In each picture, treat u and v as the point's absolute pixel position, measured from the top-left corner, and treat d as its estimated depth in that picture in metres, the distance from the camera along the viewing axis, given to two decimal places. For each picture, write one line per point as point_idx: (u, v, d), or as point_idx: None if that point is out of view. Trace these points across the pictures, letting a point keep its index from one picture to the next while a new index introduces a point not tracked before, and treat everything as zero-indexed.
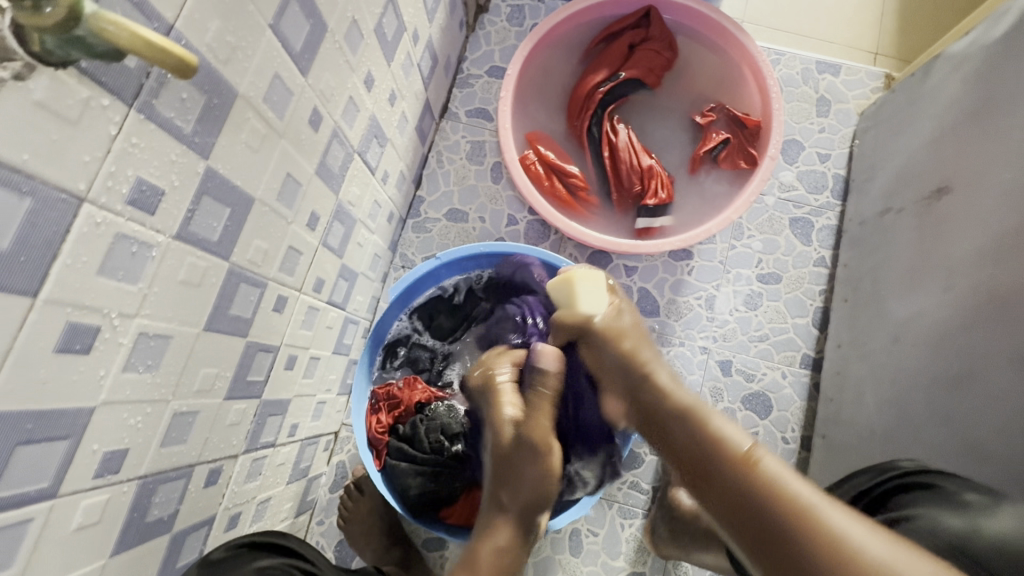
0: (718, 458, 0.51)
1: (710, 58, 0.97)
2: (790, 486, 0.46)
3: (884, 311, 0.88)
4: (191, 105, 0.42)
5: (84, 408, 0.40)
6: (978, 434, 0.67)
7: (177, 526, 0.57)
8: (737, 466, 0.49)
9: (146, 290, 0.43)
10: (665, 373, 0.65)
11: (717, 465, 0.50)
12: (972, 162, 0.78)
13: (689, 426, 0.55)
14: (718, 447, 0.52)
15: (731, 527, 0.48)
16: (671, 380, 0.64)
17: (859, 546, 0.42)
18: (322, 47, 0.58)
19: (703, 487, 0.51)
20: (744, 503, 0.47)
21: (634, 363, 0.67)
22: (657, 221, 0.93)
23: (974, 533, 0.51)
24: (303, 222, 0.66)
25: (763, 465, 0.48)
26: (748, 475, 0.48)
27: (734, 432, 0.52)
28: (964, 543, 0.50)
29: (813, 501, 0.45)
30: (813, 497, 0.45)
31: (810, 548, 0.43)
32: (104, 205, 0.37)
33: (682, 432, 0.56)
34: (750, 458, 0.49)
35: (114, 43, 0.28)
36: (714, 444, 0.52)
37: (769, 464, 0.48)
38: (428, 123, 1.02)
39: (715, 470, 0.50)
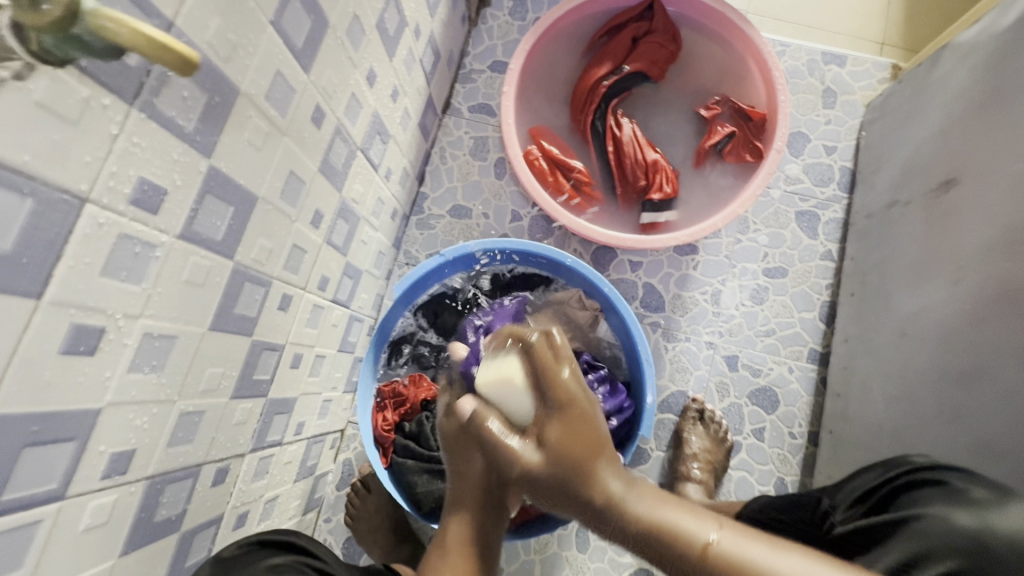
0: (679, 557, 0.42)
1: (714, 50, 0.96)
2: (766, 566, 0.41)
3: (891, 305, 0.88)
4: (193, 103, 0.42)
5: (90, 409, 0.40)
6: (987, 429, 0.66)
7: (185, 525, 0.57)
8: (696, 562, 0.42)
9: (151, 290, 0.43)
10: (551, 420, 0.47)
11: (678, 564, 0.42)
12: (981, 153, 0.77)
13: (616, 520, 0.45)
14: (674, 545, 0.42)
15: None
16: (605, 465, 0.46)
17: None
18: (323, 43, 0.57)
19: (667, 574, 0.44)
20: None
21: (573, 466, 0.45)
22: (661, 216, 0.92)
23: (986, 531, 0.50)
24: (307, 220, 0.65)
25: (726, 554, 0.41)
26: (713, 575, 0.41)
27: (692, 521, 0.43)
28: (981, 541, 0.50)
29: (794, 571, 0.41)
30: (796, 570, 0.41)
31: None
32: (107, 205, 0.37)
33: (608, 497, 0.46)
34: (708, 553, 0.42)
35: (117, 41, 0.27)
36: (672, 544, 0.42)
37: (725, 544, 0.42)
38: (430, 119, 1.01)
39: (682, 567, 0.42)
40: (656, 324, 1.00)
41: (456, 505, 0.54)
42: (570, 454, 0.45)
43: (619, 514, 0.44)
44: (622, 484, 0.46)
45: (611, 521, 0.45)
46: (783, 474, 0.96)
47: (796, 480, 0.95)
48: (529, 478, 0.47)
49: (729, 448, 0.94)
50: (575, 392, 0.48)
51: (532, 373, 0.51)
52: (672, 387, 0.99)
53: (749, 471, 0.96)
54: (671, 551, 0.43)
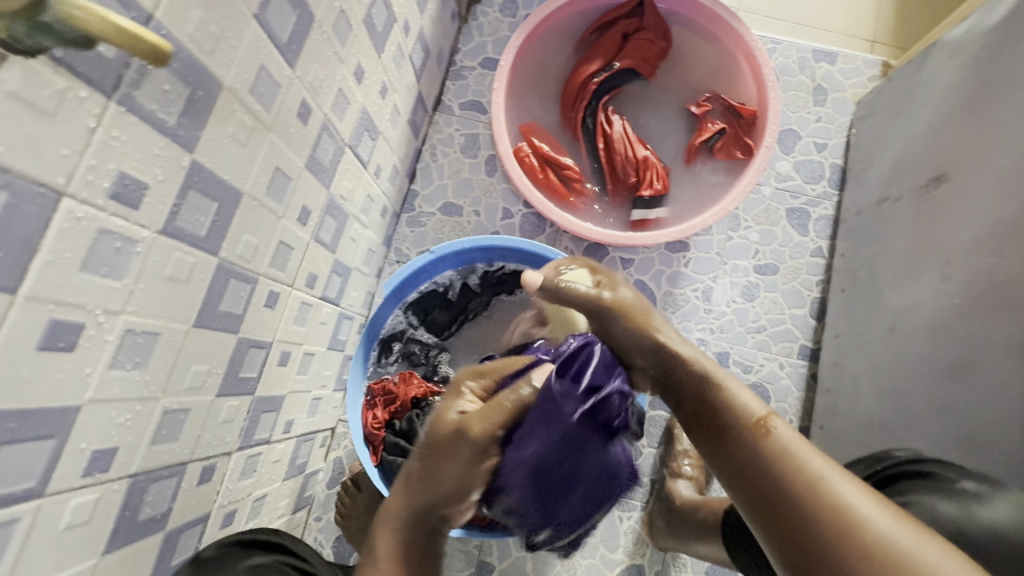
0: (731, 419, 0.47)
1: (705, 47, 0.96)
2: (809, 461, 0.42)
3: (881, 301, 0.88)
4: (174, 97, 0.41)
5: (69, 407, 0.40)
6: (974, 422, 0.67)
7: (171, 524, 0.56)
8: (747, 432, 0.45)
9: (132, 286, 0.42)
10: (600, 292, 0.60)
11: (729, 429, 0.46)
12: (970, 150, 0.78)
13: (700, 382, 0.50)
14: (730, 412, 0.47)
15: (737, 494, 0.45)
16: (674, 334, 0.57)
17: (869, 520, 0.39)
18: (309, 38, 0.57)
19: (709, 445, 0.47)
20: (751, 470, 0.44)
21: (627, 318, 0.58)
22: (652, 212, 0.92)
23: (969, 521, 0.51)
24: (294, 217, 0.65)
25: (776, 434, 0.45)
26: (757, 443, 0.45)
27: (753, 398, 0.48)
28: (962, 529, 0.50)
29: (824, 471, 0.42)
30: (825, 467, 0.42)
31: (816, 520, 0.40)
32: (85, 199, 0.36)
33: (697, 364, 0.52)
34: (764, 426, 0.45)
35: (86, 31, 0.27)
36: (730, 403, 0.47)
37: (779, 426, 0.45)
38: (421, 116, 1.01)
39: (730, 430, 0.46)
40: None
41: (387, 512, 0.51)
42: (621, 309, 0.58)
43: (703, 380, 0.50)
44: (720, 368, 0.51)
45: (689, 384, 0.51)
46: None
47: None
48: (618, 336, 0.59)
49: None
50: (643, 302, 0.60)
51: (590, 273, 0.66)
52: None
53: None
54: (726, 417, 0.47)
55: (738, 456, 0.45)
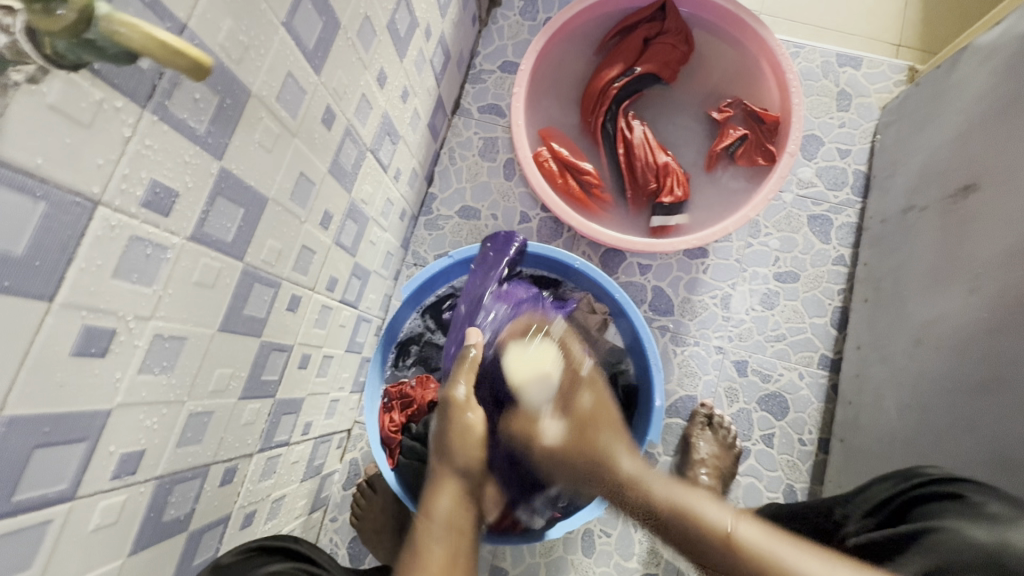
0: (708, 545, 0.52)
1: (727, 51, 0.95)
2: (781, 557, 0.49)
3: (906, 312, 0.86)
4: (205, 105, 0.42)
5: (100, 411, 0.40)
6: (1002, 441, 0.65)
7: (193, 525, 0.57)
8: (722, 551, 0.51)
9: (161, 292, 0.43)
10: (625, 459, 0.65)
11: (708, 548, 0.52)
12: (1003, 159, 0.76)
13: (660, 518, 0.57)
14: (704, 536, 0.52)
15: None
16: (633, 465, 0.64)
17: None
18: (335, 44, 0.57)
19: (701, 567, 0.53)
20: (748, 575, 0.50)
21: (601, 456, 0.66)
22: (672, 219, 0.91)
23: (1004, 548, 0.48)
24: (316, 222, 0.65)
25: (743, 534, 0.51)
26: (736, 555, 0.50)
27: (716, 513, 0.53)
28: (996, 559, 0.48)
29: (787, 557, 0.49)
30: (791, 555, 0.49)
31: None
32: (119, 208, 0.37)
33: (662, 497, 0.57)
34: (731, 539, 0.51)
35: (128, 46, 0.27)
36: (700, 529, 0.52)
37: (746, 534, 0.51)
38: (440, 120, 1.01)
39: (713, 554, 0.51)
40: (664, 328, 0.99)
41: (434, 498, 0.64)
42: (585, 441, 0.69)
43: (643, 494, 0.59)
44: (645, 473, 0.62)
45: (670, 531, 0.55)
46: (792, 481, 0.95)
47: (806, 488, 0.94)
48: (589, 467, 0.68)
49: (737, 454, 0.93)
50: (594, 411, 0.73)
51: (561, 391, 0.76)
52: (680, 391, 0.98)
53: (758, 477, 0.95)
54: (700, 538, 0.52)
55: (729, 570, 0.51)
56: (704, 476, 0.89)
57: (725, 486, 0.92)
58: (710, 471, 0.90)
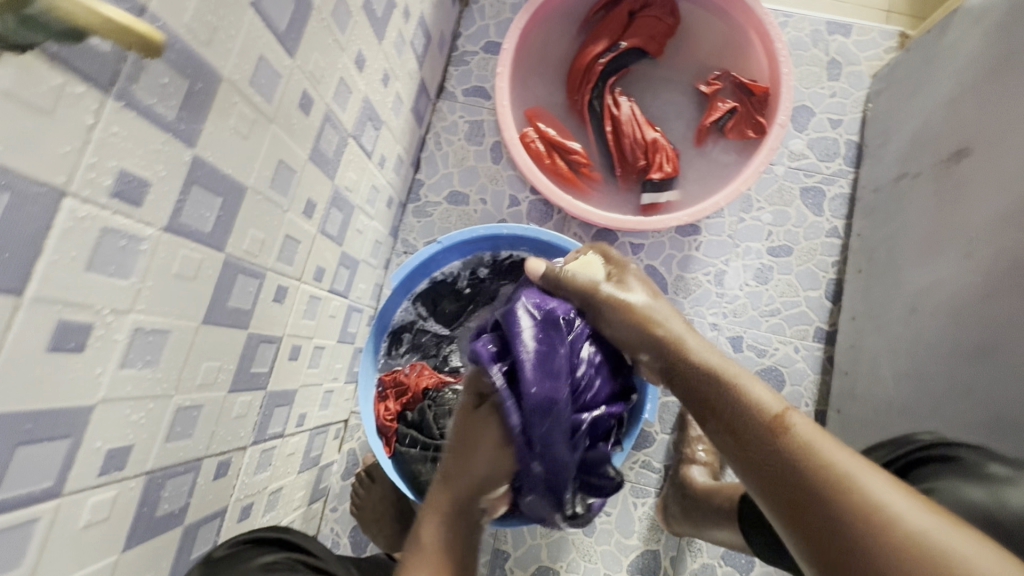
0: (753, 426, 0.45)
1: (715, 23, 0.93)
2: (829, 453, 0.41)
3: (901, 280, 0.86)
4: (173, 90, 0.40)
5: (83, 407, 0.40)
6: (998, 403, 0.65)
7: (189, 518, 0.57)
8: (768, 433, 0.44)
9: (139, 285, 0.42)
10: (683, 327, 0.58)
11: (750, 429, 0.45)
12: (995, 123, 0.75)
13: (714, 386, 0.50)
14: (743, 406, 0.47)
15: (766, 497, 0.43)
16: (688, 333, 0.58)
17: (892, 507, 0.37)
18: (308, 25, 0.56)
19: (734, 442, 0.46)
20: (783, 467, 0.42)
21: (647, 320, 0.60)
22: (662, 196, 0.90)
23: (1000, 508, 0.48)
24: (299, 210, 0.64)
25: (797, 428, 0.43)
26: (779, 442, 0.43)
27: (768, 393, 0.47)
28: (988, 517, 0.48)
29: (849, 466, 0.40)
30: (851, 462, 0.40)
31: (877, 551, 0.36)
32: (88, 198, 0.36)
33: (704, 362, 0.53)
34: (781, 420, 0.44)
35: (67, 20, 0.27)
36: (745, 404, 0.46)
37: (799, 422, 0.44)
38: (424, 104, 0.99)
39: (752, 436, 0.45)
40: None
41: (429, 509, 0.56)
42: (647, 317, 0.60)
43: (718, 377, 0.50)
44: (729, 364, 0.52)
45: (699, 380, 0.52)
46: None
47: None
48: (617, 323, 0.63)
49: None
50: (641, 309, 0.62)
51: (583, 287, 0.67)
52: None
53: None
54: (747, 419, 0.46)
55: (762, 458, 0.43)
56: (701, 452, 0.89)
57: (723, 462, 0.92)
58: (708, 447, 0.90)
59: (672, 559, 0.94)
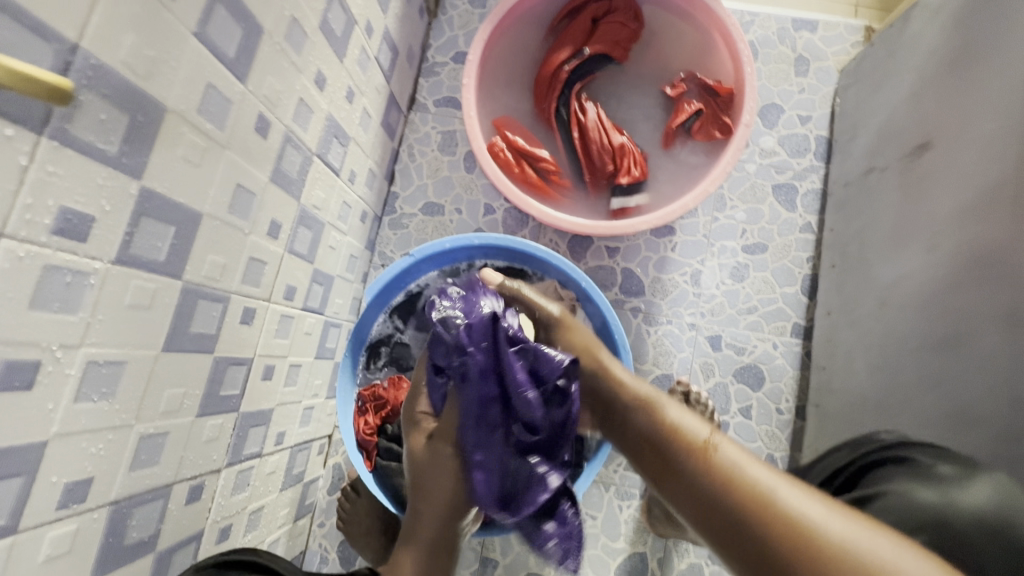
0: (678, 448, 0.54)
1: (680, 25, 0.94)
2: (752, 474, 0.47)
3: (871, 274, 0.86)
4: (113, 125, 0.41)
5: (35, 443, 0.40)
6: (964, 396, 0.65)
7: (162, 545, 0.57)
8: (696, 458, 0.51)
9: (89, 319, 0.42)
10: (622, 370, 0.71)
11: (680, 460, 0.53)
12: (954, 115, 0.75)
13: (651, 415, 0.61)
14: (674, 436, 0.56)
15: (704, 523, 0.48)
16: (648, 390, 0.66)
17: (815, 521, 0.42)
18: (259, 49, 0.56)
19: (671, 478, 0.53)
20: (709, 495, 0.48)
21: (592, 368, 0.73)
22: (632, 200, 0.90)
23: (949, 509, 0.50)
24: (264, 231, 0.64)
25: (721, 453, 0.51)
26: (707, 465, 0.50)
27: (702, 428, 0.56)
28: (937, 519, 0.50)
29: (775, 486, 0.46)
30: (773, 480, 0.46)
31: (776, 544, 0.42)
32: (25, 238, 0.36)
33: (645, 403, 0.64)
34: (708, 450, 0.52)
35: None
36: (680, 434, 0.55)
37: (724, 451, 0.51)
38: (395, 117, 1.00)
39: (679, 467, 0.52)
40: (637, 309, 0.99)
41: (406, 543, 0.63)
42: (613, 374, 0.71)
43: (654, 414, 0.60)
44: (663, 401, 0.63)
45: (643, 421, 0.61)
46: (772, 451, 0.96)
47: (785, 456, 0.95)
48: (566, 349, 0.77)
49: (717, 428, 0.93)
50: (586, 347, 0.76)
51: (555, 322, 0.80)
52: (656, 371, 0.98)
53: None
54: (677, 448, 0.54)
55: (689, 488, 0.50)
56: None
57: None
58: None
59: (659, 561, 0.94)
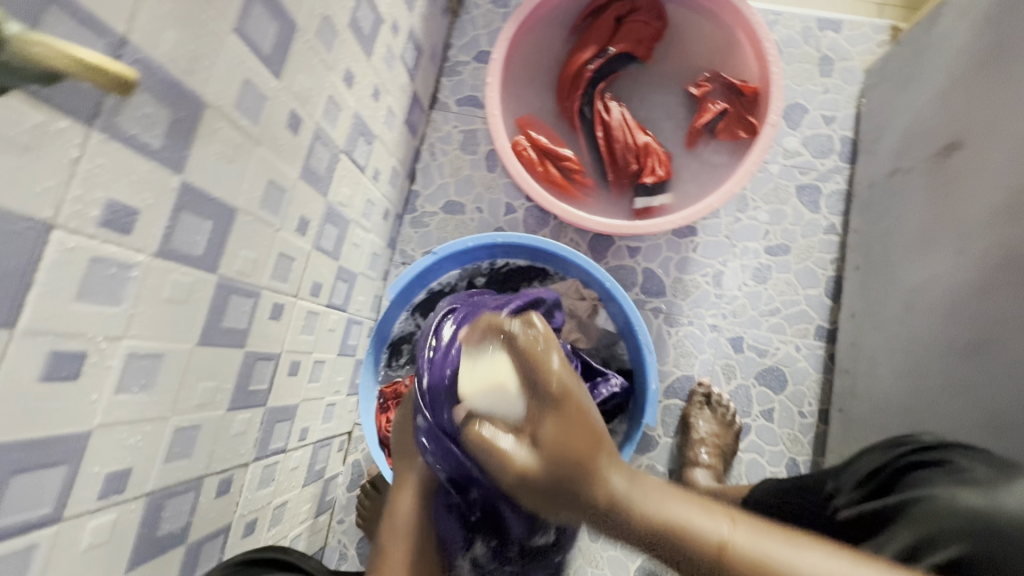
0: (695, 555, 0.41)
1: (704, 24, 0.93)
2: (784, 562, 0.40)
3: (896, 277, 0.85)
4: (156, 119, 0.41)
5: (78, 433, 0.40)
6: (995, 401, 0.64)
7: (192, 537, 0.58)
8: (710, 559, 0.40)
9: (131, 310, 0.43)
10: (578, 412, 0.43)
11: (699, 568, 0.41)
12: (985, 116, 0.74)
13: (628, 512, 0.42)
14: (682, 539, 0.41)
15: None
16: (622, 470, 0.43)
17: None
18: (293, 46, 0.56)
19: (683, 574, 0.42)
20: None
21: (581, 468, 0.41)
22: (655, 200, 0.90)
23: (992, 509, 0.48)
24: (293, 228, 0.65)
25: (737, 544, 0.41)
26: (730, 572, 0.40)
27: (699, 511, 0.42)
28: (981, 518, 0.48)
29: (813, 564, 0.40)
30: (790, 548, 0.41)
31: None
32: (75, 230, 0.36)
33: (640, 507, 0.42)
34: (726, 547, 0.41)
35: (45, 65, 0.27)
36: (683, 538, 0.41)
37: (742, 541, 0.41)
38: (417, 116, 1.00)
39: (700, 573, 0.41)
40: (658, 310, 0.99)
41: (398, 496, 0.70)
42: (532, 440, 0.46)
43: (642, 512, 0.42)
44: (612, 454, 0.43)
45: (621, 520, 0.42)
46: (795, 454, 0.95)
47: (808, 459, 0.94)
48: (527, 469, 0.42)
49: (737, 431, 0.93)
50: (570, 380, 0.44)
51: (523, 367, 0.46)
52: (677, 372, 0.97)
53: (760, 452, 0.95)
54: (691, 547, 0.41)
55: None
56: (704, 456, 0.89)
57: (727, 464, 0.92)
58: (711, 450, 0.90)
59: None
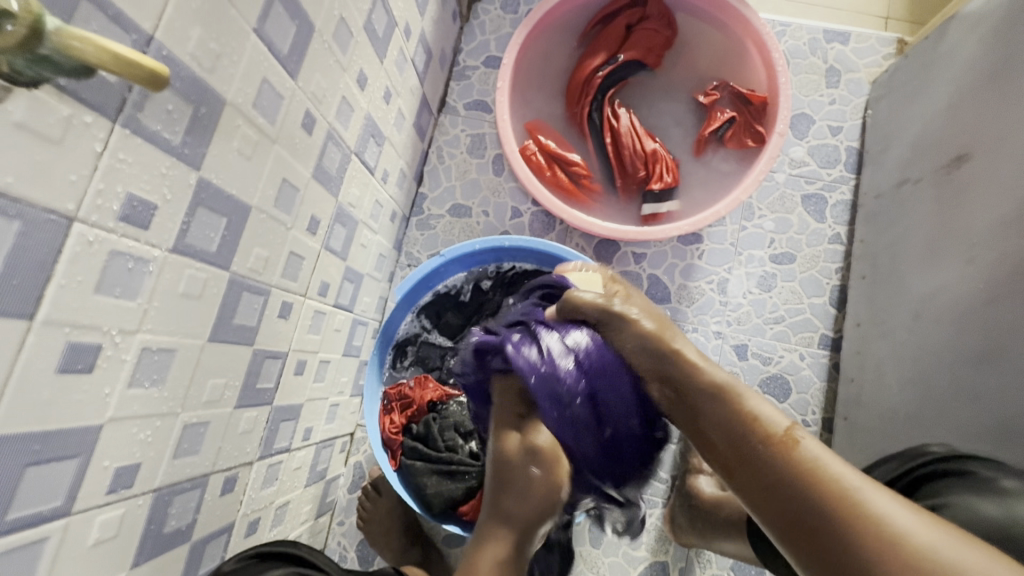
0: (758, 442, 0.44)
1: (713, 33, 0.94)
2: (844, 478, 0.41)
3: (904, 287, 0.85)
4: (178, 116, 0.42)
5: (91, 427, 0.41)
6: (1003, 411, 0.65)
7: (196, 534, 0.57)
8: (778, 449, 0.44)
9: (146, 305, 0.43)
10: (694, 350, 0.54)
11: (756, 449, 0.44)
12: (994, 128, 0.75)
13: (739, 416, 0.46)
14: (755, 431, 0.45)
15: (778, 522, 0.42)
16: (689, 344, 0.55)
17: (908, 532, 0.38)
18: (310, 47, 0.57)
19: (737, 467, 0.45)
20: (797, 489, 0.41)
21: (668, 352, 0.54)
22: (663, 206, 0.90)
23: (1013, 521, 0.49)
24: (304, 227, 0.65)
25: (805, 445, 0.43)
26: (788, 459, 0.43)
27: (773, 411, 0.46)
28: (1007, 529, 0.48)
29: (857, 483, 0.41)
30: (856, 478, 0.41)
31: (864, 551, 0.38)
32: (96, 223, 0.37)
33: (747, 401, 0.47)
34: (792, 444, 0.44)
35: (83, 59, 0.28)
36: (754, 422, 0.45)
37: (812, 446, 0.44)
38: (426, 119, 1.01)
39: (760, 456, 0.44)
40: None
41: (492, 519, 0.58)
42: (661, 341, 0.56)
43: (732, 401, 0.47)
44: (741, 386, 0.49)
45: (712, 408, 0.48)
46: None
47: None
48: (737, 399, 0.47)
49: None
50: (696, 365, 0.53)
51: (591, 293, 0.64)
52: None
53: None
54: (750, 433, 0.45)
55: (776, 480, 0.42)
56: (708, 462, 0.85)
57: None
58: None
59: (680, 571, 0.93)
